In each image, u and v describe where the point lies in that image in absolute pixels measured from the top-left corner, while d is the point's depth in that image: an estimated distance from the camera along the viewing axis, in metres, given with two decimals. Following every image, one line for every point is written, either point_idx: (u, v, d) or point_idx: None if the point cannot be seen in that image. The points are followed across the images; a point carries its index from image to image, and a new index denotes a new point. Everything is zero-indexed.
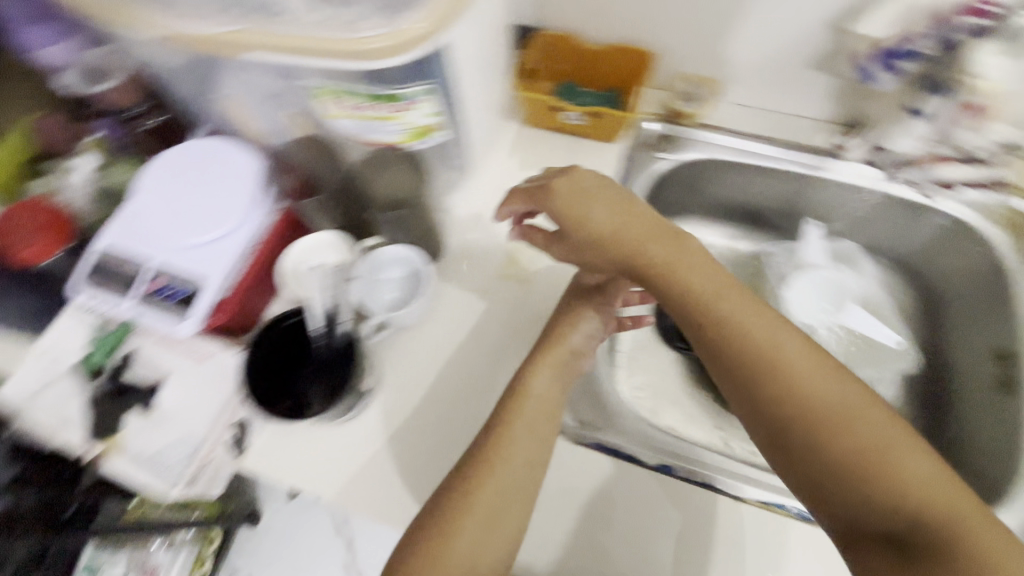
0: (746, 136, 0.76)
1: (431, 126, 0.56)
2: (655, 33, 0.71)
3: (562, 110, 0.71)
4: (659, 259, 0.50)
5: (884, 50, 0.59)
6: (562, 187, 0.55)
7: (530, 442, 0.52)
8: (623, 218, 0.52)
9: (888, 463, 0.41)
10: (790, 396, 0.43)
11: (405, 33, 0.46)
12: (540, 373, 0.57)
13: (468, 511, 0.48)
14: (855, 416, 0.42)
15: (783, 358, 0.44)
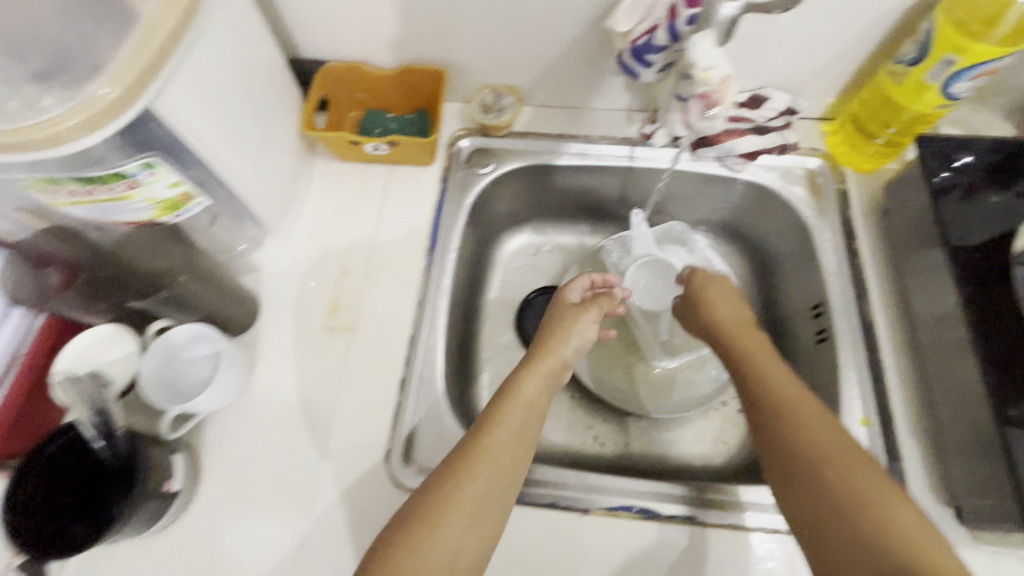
0: (557, 137, 0.76)
1: (183, 196, 0.51)
2: (438, 49, 0.69)
3: (360, 143, 0.68)
4: (735, 324, 0.61)
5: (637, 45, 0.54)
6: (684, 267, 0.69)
7: (510, 438, 0.51)
8: (739, 308, 0.63)
9: (846, 460, 0.45)
10: (781, 407, 0.50)
11: (94, 104, 0.40)
12: (532, 377, 0.57)
13: (444, 512, 0.46)
14: (814, 421, 0.48)
15: (784, 389, 0.52)
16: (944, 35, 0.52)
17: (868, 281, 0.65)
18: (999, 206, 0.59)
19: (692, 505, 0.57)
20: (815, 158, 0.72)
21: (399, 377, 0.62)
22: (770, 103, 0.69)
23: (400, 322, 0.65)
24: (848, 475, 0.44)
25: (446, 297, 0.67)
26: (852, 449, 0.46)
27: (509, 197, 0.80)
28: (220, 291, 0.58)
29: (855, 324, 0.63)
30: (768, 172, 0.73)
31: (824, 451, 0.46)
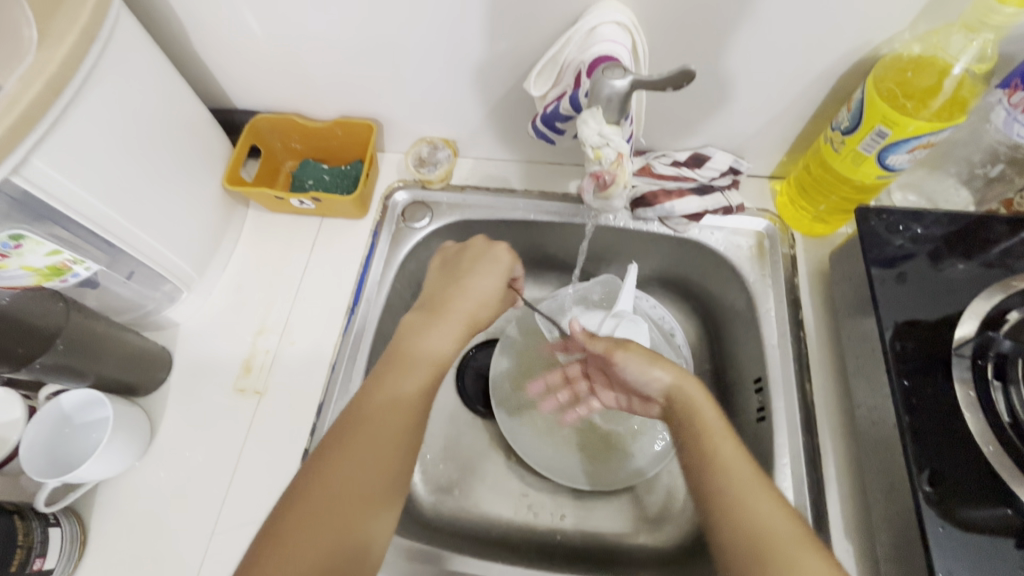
0: (496, 190, 0.73)
1: (64, 263, 0.51)
2: (371, 104, 0.68)
3: (286, 198, 0.67)
4: (685, 387, 0.50)
5: (543, 113, 0.55)
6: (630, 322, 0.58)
7: (411, 394, 0.49)
8: (649, 373, 0.51)
9: (797, 561, 0.40)
10: (723, 493, 0.45)
11: None
12: (405, 378, 0.49)
13: (325, 483, 0.43)
14: (762, 506, 0.43)
15: (747, 506, 0.43)
16: (876, 104, 0.49)
17: (811, 357, 0.61)
18: (963, 277, 0.54)
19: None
20: (764, 220, 0.68)
21: (303, 447, 0.59)
22: (712, 163, 0.66)
23: (312, 386, 0.62)
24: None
25: (364, 360, 0.64)
26: (801, 537, 0.42)
27: None
28: (122, 353, 0.56)
29: (795, 405, 0.59)
30: (715, 233, 0.69)
31: (769, 539, 0.42)
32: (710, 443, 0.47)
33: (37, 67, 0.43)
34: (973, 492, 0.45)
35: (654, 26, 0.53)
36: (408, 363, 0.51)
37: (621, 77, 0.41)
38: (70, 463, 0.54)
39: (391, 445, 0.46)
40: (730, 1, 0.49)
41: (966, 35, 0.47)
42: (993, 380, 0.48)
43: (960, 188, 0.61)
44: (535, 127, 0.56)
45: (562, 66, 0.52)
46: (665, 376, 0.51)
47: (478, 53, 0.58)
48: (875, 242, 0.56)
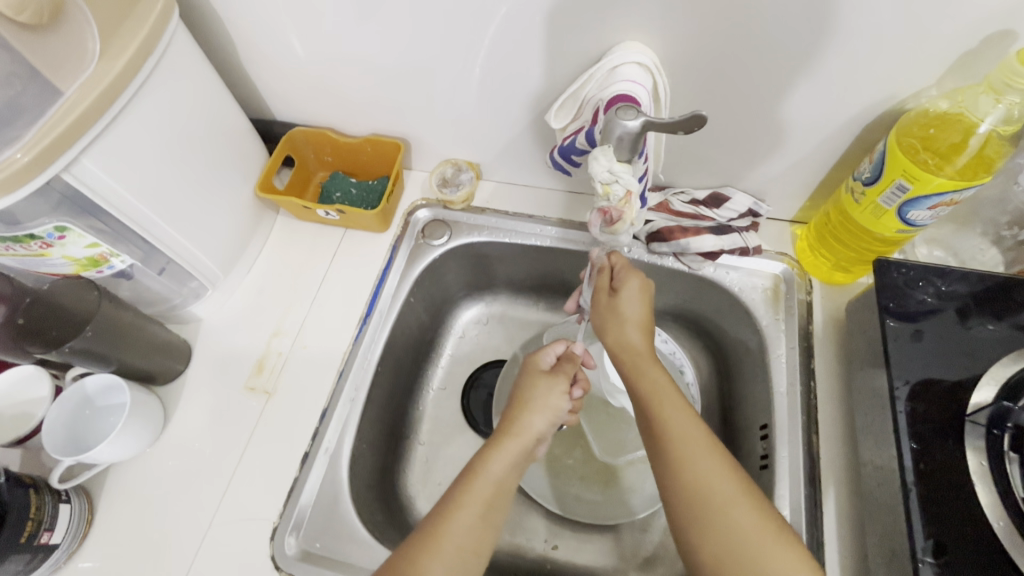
0: (514, 215, 0.75)
1: (101, 255, 0.54)
2: (401, 125, 0.71)
3: (313, 208, 0.70)
4: (628, 344, 0.56)
5: (558, 148, 0.56)
6: (602, 301, 0.60)
7: (503, 473, 0.51)
8: (607, 328, 0.59)
9: (728, 512, 0.44)
10: (662, 444, 0.48)
11: (5, 169, 0.43)
12: (496, 457, 0.51)
13: (438, 548, 0.46)
14: (702, 464, 0.46)
15: (679, 459, 0.47)
16: (897, 158, 0.49)
17: (820, 409, 0.59)
18: (990, 340, 0.52)
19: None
20: (781, 263, 0.68)
21: (303, 450, 0.60)
22: (731, 204, 0.67)
23: (319, 390, 0.63)
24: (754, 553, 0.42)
25: (371, 370, 0.66)
26: (738, 492, 0.45)
27: (465, 267, 0.79)
28: (144, 342, 0.59)
29: (799, 455, 0.57)
30: (731, 273, 0.69)
31: (699, 492, 0.45)
32: (652, 405, 0.51)
33: (96, 77, 0.47)
34: (978, 567, 0.43)
35: (676, 69, 0.54)
36: (511, 440, 0.53)
37: (634, 117, 0.41)
38: (86, 445, 0.57)
39: (483, 515, 0.48)
40: (751, 50, 0.50)
41: (992, 96, 0.46)
42: (1009, 453, 0.46)
43: (990, 246, 0.59)
44: (553, 157, 0.58)
45: (582, 101, 0.54)
46: (627, 333, 0.57)
47: (505, 83, 0.61)
48: (895, 294, 0.55)
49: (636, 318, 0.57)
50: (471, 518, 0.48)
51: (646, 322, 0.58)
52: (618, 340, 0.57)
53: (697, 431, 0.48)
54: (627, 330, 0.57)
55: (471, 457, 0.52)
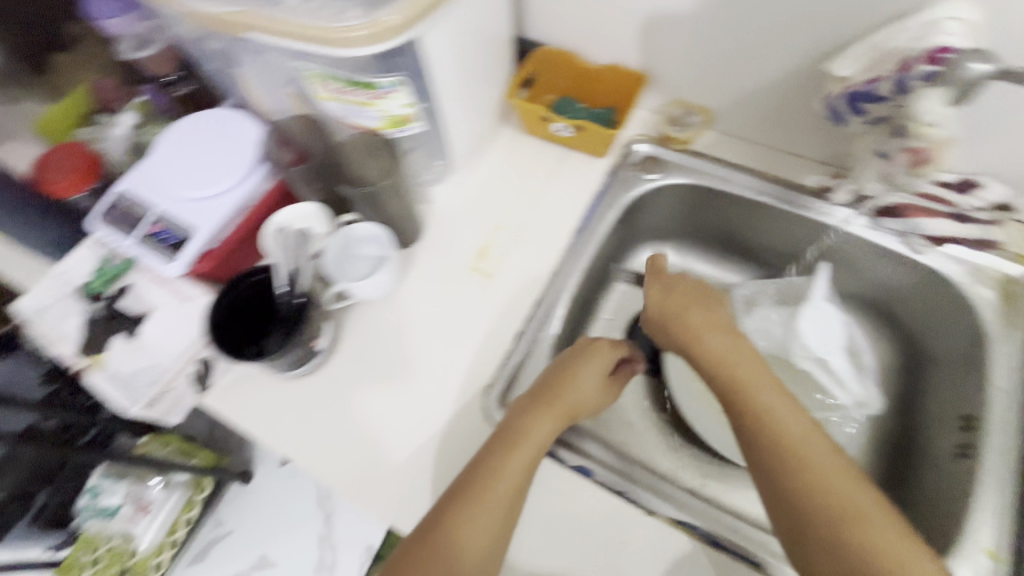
0: (733, 164, 0.77)
1: (408, 116, 0.60)
2: (646, 58, 0.74)
3: (550, 120, 0.74)
4: (718, 349, 0.57)
5: (849, 91, 0.57)
6: (670, 305, 0.61)
7: (544, 437, 0.56)
8: (694, 336, 0.58)
9: (868, 534, 0.44)
10: (787, 453, 0.49)
11: (380, 24, 0.51)
12: (540, 421, 0.57)
13: (486, 492, 0.52)
14: (836, 480, 0.47)
15: (813, 468, 0.48)
16: None
17: None
18: None
19: (702, 520, 0.58)
20: (1017, 264, 0.65)
21: (517, 329, 0.67)
22: (983, 193, 0.64)
23: (532, 282, 0.70)
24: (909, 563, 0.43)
25: (577, 278, 0.72)
26: (877, 507, 0.46)
27: (664, 210, 0.82)
28: (402, 206, 0.67)
29: (1010, 450, 0.56)
30: (955, 263, 0.67)
31: (837, 505, 0.46)
32: (760, 419, 0.51)
33: None
34: None
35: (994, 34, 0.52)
36: (549, 408, 0.58)
37: (983, 65, 0.48)
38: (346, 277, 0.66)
39: (521, 481, 0.53)
40: None
41: None
42: None
43: None
44: (833, 102, 0.59)
45: (883, 53, 0.54)
46: (710, 341, 0.57)
47: (786, 28, 0.62)
48: None
49: (717, 328, 0.58)
50: (512, 476, 0.53)
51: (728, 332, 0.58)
52: (704, 351, 0.57)
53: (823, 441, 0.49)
54: (713, 340, 0.57)
55: (512, 421, 0.58)
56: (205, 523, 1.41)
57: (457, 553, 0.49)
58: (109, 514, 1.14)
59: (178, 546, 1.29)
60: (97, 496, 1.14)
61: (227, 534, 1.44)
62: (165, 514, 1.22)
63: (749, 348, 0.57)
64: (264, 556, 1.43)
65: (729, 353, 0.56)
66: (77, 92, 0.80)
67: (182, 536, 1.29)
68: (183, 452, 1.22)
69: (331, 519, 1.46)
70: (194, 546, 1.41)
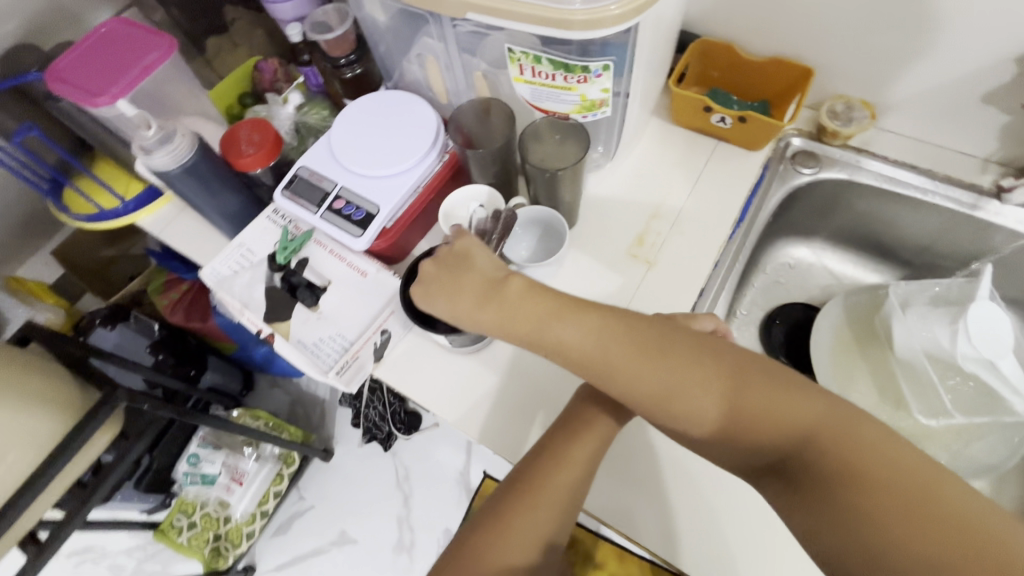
0: (897, 162, 0.75)
1: (601, 101, 0.61)
2: (815, 51, 0.73)
3: (712, 111, 0.74)
4: (610, 359, 0.49)
5: None
6: (478, 313, 0.52)
7: (590, 453, 0.55)
8: (581, 346, 0.49)
9: (895, 491, 0.42)
10: (754, 430, 0.47)
11: (599, 12, 0.51)
12: (589, 438, 0.56)
13: (531, 502, 0.53)
14: (805, 432, 0.46)
15: (787, 428, 0.46)
16: None
17: None
18: None
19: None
20: None
21: None
22: None
23: (698, 272, 0.70)
24: (953, 511, 0.41)
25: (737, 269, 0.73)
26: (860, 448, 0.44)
27: (812, 208, 0.82)
28: (574, 192, 0.68)
29: None
30: None
31: (851, 470, 0.44)
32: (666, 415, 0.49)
33: None
34: None
35: None
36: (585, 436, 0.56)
37: None
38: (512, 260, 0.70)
39: (583, 474, 0.55)
40: None
41: None
42: None
43: None
44: None
45: None
46: (589, 346, 0.49)
47: (991, 26, 0.61)
48: None
49: (577, 323, 0.50)
50: (559, 481, 0.54)
51: (577, 304, 0.51)
52: (570, 354, 0.50)
53: (783, 387, 0.47)
54: (569, 341, 0.49)
55: (553, 442, 0.56)
56: (286, 496, 1.34)
57: (505, 557, 0.51)
58: (209, 483, 1.23)
59: (267, 517, 1.30)
60: (198, 464, 1.22)
61: (308, 509, 1.35)
62: (258, 485, 1.26)
63: (617, 319, 0.50)
64: (343, 532, 1.32)
65: (581, 341, 0.49)
66: (242, 71, 0.83)
67: (272, 508, 1.30)
68: (273, 425, 1.27)
69: (411, 500, 1.33)
70: (277, 519, 1.35)
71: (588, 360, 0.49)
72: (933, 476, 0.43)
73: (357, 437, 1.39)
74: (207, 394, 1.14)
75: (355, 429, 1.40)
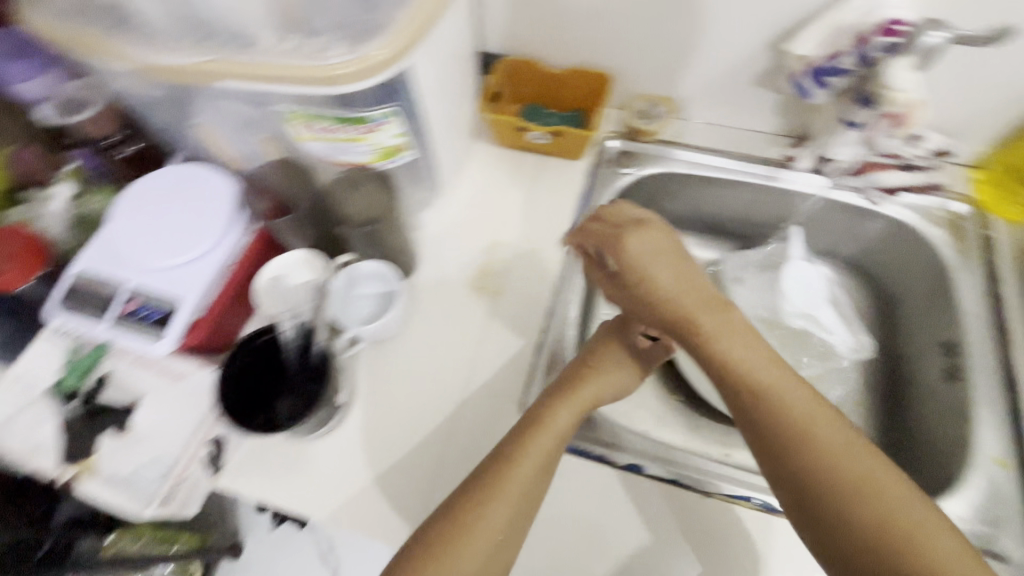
0: (698, 149, 0.80)
1: (400, 146, 0.59)
2: (608, 57, 0.76)
3: (527, 129, 0.75)
4: (683, 322, 0.51)
5: (814, 67, 0.62)
6: (626, 261, 0.54)
7: (565, 425, 0.54)
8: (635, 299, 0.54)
9: (914, 529, 0.39)
10: (778, 437, 0.44)
11: (367, 60, 0.49)
12: (564, 409, 0.55)
13: (494, 500, 0.48)
14: (841, 445, 0.43)
15: (814, 436, 0.43)
16: None
17: (1009, 329, 0.66)
18: None
19: (756, 491, 0.60)
20: (960, 203, 0.73)
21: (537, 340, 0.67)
22: (926, 142, 0.71)
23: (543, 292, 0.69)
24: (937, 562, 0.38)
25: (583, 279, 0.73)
26: (869, 464, 0.42)
27: (642, 202, 0.85)
28: (397, 239, 0.65)
29: (992, 367, 0.64)
30: (910, 211, 0.74)
31: (872, 493, 0.41)
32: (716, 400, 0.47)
33: None
34: None
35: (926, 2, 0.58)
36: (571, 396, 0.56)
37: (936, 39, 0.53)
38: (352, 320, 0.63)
39: (543, 466, 0.51)
40: None
41: None
42: None
43: None
44: (800, 80, 0.64)
45: (838, 29, 0.59)
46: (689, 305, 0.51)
47: (743, 21, 0.66)
48: None
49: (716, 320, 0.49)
50: (526, 474, 0.49)
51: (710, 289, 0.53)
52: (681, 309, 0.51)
53: (821, 408, 0.45)
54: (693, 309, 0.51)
55: (535, 410, 0.55)
56: None
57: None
58: None
59: None
60: None
61: None
62: None
63: (719, 299, 0.51)
64: None
65: (731, 322, 0.50)
66: None
67: None
68: (165, 537, 1.00)
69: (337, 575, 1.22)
70: None
71: (715, 339, 0.49)
72: (939, 541, 0.39)
73: (264, 523, 1.25)
74: (67, 532, 0.85)
75: (261, 516, 1.26)
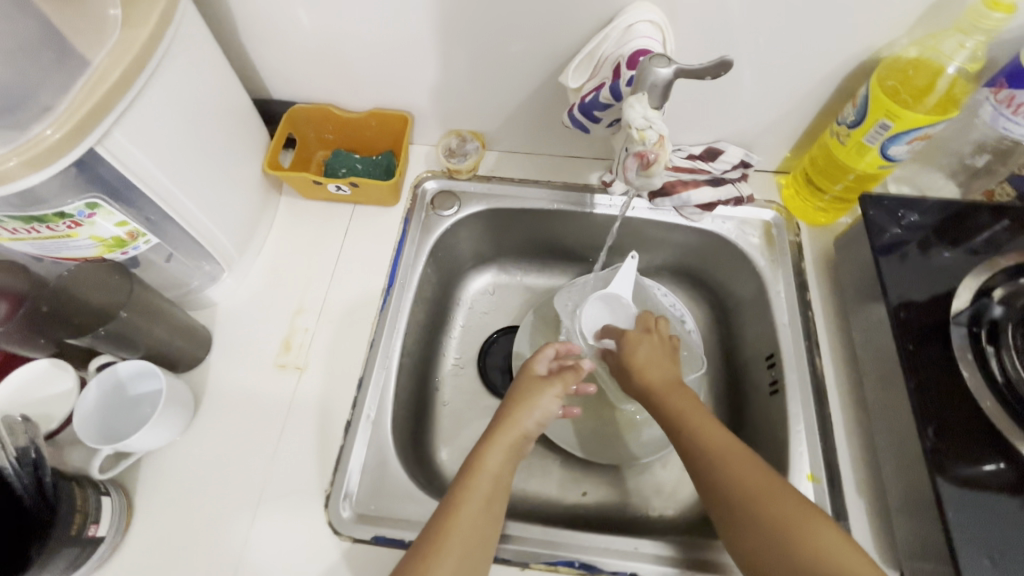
0: (516, 181, 0.77)
1: (128, 235, 0.52)
2: (403, 98, 0.72)
3: (323, 183, 0.69)
4: (660, 384, 0.60)
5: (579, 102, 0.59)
6: (641, 355, 0.64)
7: (500, 465, 0.54)
8: (659, 364, 0.62)
9: (787, 521, 0.46)
10: (722, 451, 0.52)
11: (36, 145, 0.41)
12: (494, 449, 0.55)
13: (445, 540, 0.48)
14: (751, 471, 0.50)
15: (730, 457, 0.51)
16: (880, 100, 0.56)
17: (818, 334, 0.66)
18: (945, 265, 0.60)
19: (579, 552, 0.57)
20: (770, 211, 0.74)
21: (345, 418, 0.61)
22: (725, 156, 0.71)
23: (352, 360, 0.64)
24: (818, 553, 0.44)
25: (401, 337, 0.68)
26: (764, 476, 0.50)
27: (474, 239, 0.81)
28: (165, 328, 0.58)
29: (805, 376, 0.64)
30: (725, 223, 0.74)
31: (760, 499, 0.48)
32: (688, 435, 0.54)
33: (122, 47, 0.45)
34: (973, 447, 0.51)
35: (681, 26, 0.58)
36: (504, 434, 0.56)
37: (665, 66, 0.48)
38: (118, 434, 0.55)
39: (486, 509, 0.51)
40: (739, 16, 0.56)
41: (959, 39, 0.55)
42: (987, 347, 0.54)
43: (948, 180, 0.69)
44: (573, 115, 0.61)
45: (599, 59, 0.58)
46: (665, 374, 0.61)
47: (518, 55, 0.64)
48: (873, 228, 0.61)
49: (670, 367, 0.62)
50: (473, 513, 0.50)
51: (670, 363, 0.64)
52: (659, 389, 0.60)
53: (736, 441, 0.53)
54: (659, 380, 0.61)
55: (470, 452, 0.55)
56: None
57: None
58: None
59: None
60: None
61: None
62: None
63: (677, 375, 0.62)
64: None
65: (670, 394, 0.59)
66: None
67: None
68: None
69: None
70: None
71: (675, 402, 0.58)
72: (818, 538, 0.45)
73: None
74: None
75: None
